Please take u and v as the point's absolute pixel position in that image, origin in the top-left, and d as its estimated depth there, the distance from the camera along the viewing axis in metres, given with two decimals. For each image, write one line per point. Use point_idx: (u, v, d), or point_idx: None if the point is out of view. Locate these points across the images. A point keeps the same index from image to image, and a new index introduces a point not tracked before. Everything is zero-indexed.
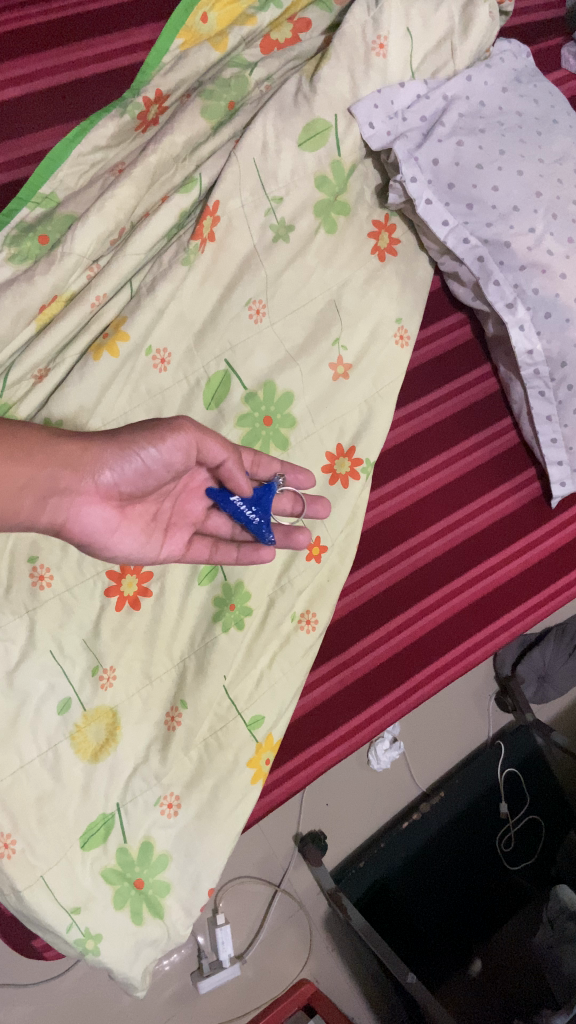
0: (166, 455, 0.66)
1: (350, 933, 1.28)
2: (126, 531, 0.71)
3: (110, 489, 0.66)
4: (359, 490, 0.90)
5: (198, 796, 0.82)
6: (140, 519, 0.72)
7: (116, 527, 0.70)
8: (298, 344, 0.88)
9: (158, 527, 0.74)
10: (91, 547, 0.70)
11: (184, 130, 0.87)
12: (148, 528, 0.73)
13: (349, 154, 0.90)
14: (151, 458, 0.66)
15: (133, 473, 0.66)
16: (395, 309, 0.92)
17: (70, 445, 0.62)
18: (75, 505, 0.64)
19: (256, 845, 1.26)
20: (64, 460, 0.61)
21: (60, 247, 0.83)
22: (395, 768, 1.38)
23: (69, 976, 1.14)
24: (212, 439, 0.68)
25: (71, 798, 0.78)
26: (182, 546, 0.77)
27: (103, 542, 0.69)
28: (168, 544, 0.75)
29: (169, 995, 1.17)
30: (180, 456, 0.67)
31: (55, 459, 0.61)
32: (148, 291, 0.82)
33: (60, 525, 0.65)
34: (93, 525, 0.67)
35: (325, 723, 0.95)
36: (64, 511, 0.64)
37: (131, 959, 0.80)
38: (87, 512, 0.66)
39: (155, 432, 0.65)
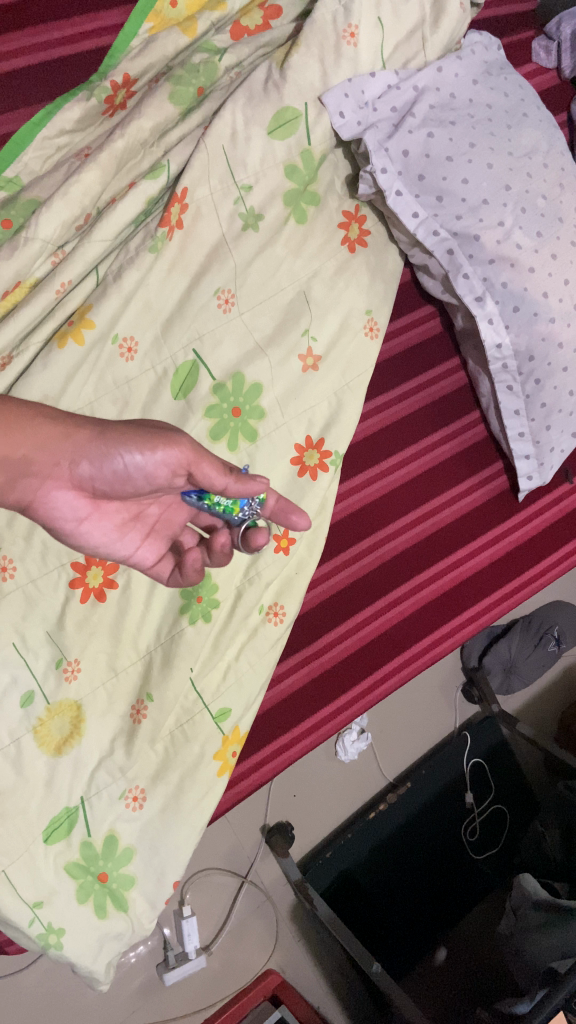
0: (151, 467, 0.63)
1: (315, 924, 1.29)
2: (95, 526, 0.69)
3: (84, 481, 0.64)
4: (328, 481, 0.90)
5: (163, 789, 0.82)
6: (115, 518, 0.70)
7: (86, 519, 0.68)
8: (267, 334, 0.87)
9: (140, 526, 0.73)
10: (59, 531, 0.68)
11: (152, 116, 0.85)
12: (124, 525, 0.71)
13: (319, 144, 0.89)
14: (134, 465, 0.62)
15: (111, 474, 0.63)
16: (364, 301, 0.92)
17: (50, 428, 0.61)
18: (45, 489, 0.63)
19: (224, 836, 1.26)
20: (41, 443, 0.61)
21: (24, 231, 0.81)
22: (362, 759, 1.38)
23: (32, 969, 1.13)
24: (206, 462, 0.63)
25: (34, 793, 0.76)
26: (154, 556, 0.75)
27: (70, 530, 0.68)
28: (143, 549, 0.74)
29: (135, 987, 1.17)
30: (165, 471, 0.63)
31: (32, 441, 0.60)
32: (115, 279, 0.81)
33: (26, 504, 0.64)
34: (61, 512, 0.66)
35: (293, 715, 0.95)
36: (33, 492, 0.63)
37: (94, 953, 0.80)
38: (56, 497, 0.64)
39: (136, 431, 0.62)
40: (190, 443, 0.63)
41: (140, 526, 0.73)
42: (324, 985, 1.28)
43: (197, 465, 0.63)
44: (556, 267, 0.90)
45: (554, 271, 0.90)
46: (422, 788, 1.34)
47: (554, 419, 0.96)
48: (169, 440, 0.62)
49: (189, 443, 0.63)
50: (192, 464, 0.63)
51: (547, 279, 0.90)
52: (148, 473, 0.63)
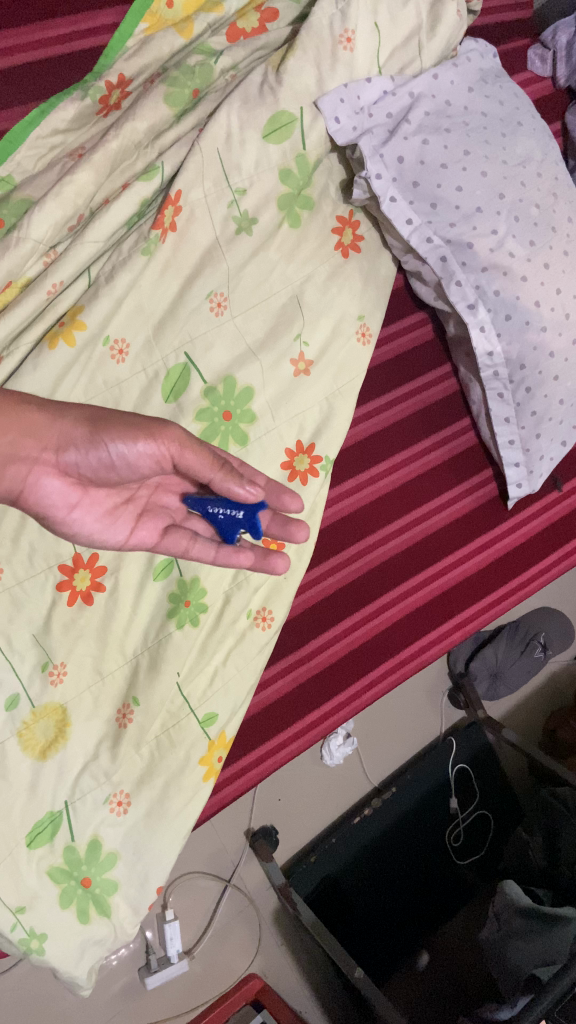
0: (135, 457, 0.63)
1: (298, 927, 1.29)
2: (86, 511, 0.68)
3: (69, 467, 0.64)
4: (318, 487, 0.90)
5: (148, 794, 0.82)
6: (106, 502, 0.70)
7: (76, 503, 0.67)
8: (259, 338, 0.87)
9: (132, 508, 0.72)
10: (50, 519, 0.67)
11: (146, 117, 0.85)
12: (115, 510, 0.71)
13: (314, 149, 0.89)
14: (120, 454, 0.62)
15: (97, 462, 0.63)
16: (356, 306, 0.92)
17: (36, 416, 0.61)
18: (34, 474, 0.63)
19: (208, 839, 1.25)
20: (27, 429, 0.60)
21: (15, 231, 0.80)
22: (348, 762, 1.38)
23: (12, 974, 1.11)
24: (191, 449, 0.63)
25: (17, 796, 0.76)
26: (156, 533, 0.74)
27: (61, 519, 0.67)
28: (138, 532, 0.73)
29: (116, 990, 1.17)
30: (150, 461, 0.63)
31: (16, 427, 0.60)
32: (107, 279, 0.80)
33: (16, 496, 0.64)
34: (50, 496, 0.65)
35: (278, 721, 0.95)
36: (22, 479, 0.62)
37: (76, 959, 0.79)
38: (44, 482, 0.64)
39: (122, 424, 0.62)
40: (177, 432, 0.63)
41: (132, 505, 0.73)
42: (306, 989, 1.28)
43: (181, 452, 0.63)
44: (549, 275, 0.90)
45: (547, 280, 0.90)
46: (407, 791, 1.33)
47: (544, 427, 0.96)
48: (150, 433, 0.62)
49: (175, 429, 0.63)
50: (174, 450, 0.63)
51: (540, 287, 0.90)
52: (135, 464, 0.64)
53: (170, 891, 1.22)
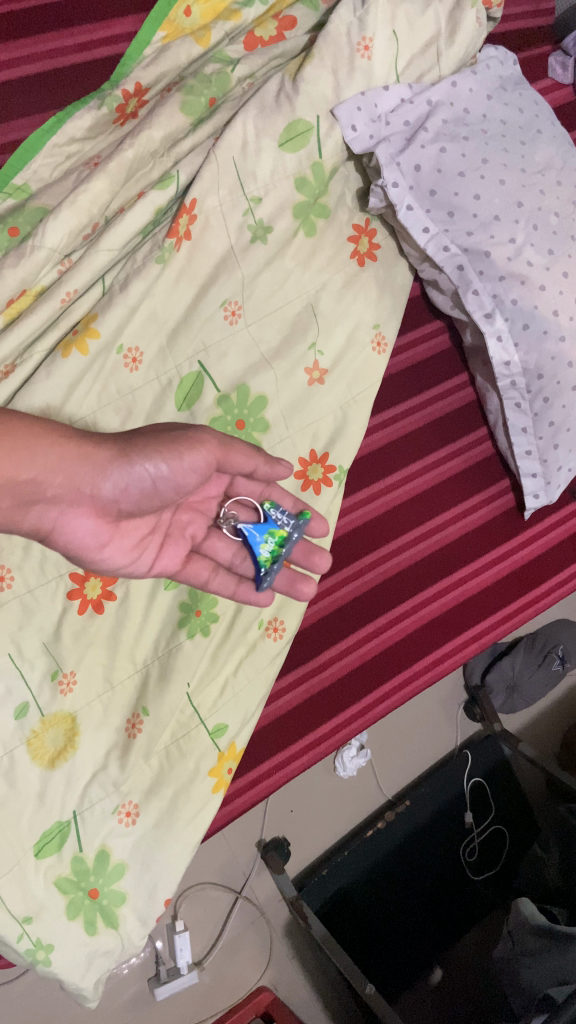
0: (178, 473, 0.65)
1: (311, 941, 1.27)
2: (114, 547, 0.69)
3: (106, 503, 0.64)
4: (331, 497, 0.90)
5: (156, 805, 0.81)
6: (131, 536, 0.71)
7: (106, 540, 0.68)
8: (273, 347, 0.87)
9: (155, 536, 0.74)
10: (80, 557, 0.68)
11: (163, 125, 0.85)
12: (138, 544, 0.72)
13: (331, 157, 0.88)
14: (161, 473, 0.65)
15: (136, 485, 0.64)
16: (372, 315, 0.91)
17: (68, 451, 0.60)
18: (66, 516, 0.63)
19: (218, 850, 1.25)
20: (57, 469, 0.59)
21: (31, 240, 0.81)
22: (361, 774, 1.37)
23: (22, 979, 1.12)
24: (231, 453, 0.69)
25: (26, 805, 0.75)
26: (178, 559, 0.76)
27: (90, 554, 0.68)
28: (161, 559, 0.75)
29: (127, 998, 1.15)
30: (193, 475, 0.66)
31: (47, 466, 0.58)
32: (121, 288, 0.80)
33: (44, 531, 0.63)
34: (83, 535, 0.66)
35: (289, 732, 0.94)
36: (52, 520, 0.63)
37: (83, 970, 0.78)
38: (78, 521, 0.65)
39: (165, 447, 0.64)
40: (217, 442, 0.68)
41: (157, 534, 0.74)
42: (317, 1003, 1.26)
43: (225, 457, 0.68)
44: (567, 285, 0.89)
45: (565, 289, 0.89)
46: (421, 806, 1.31)
47: (562, 438, 0.94)
48: (194, 447, 0.65)
49: (213, 444, 0.68)
50: (217, 458, 0.68)
51: (558, 296, 0.88)
52: (175, 484, 0.66)
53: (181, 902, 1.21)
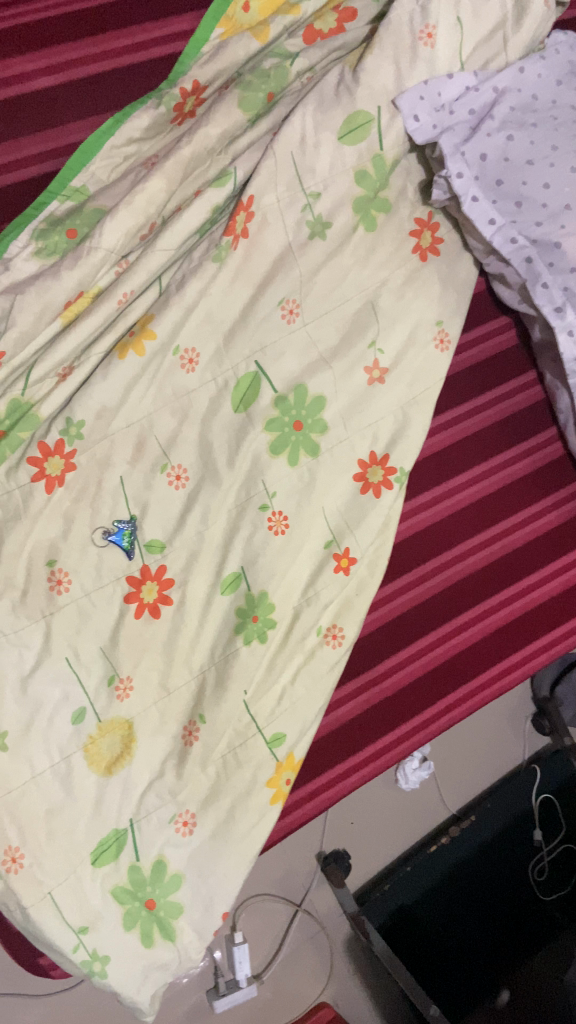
0: None
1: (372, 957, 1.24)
2: None
3: None
4: (392, 500, 0.84)
5: (213, 815, 0.78)
6: None
7: None
8: (331, 346, 0.84)
9: None
10: None
11: (220, 122, 0.84)
12: None
13: (392, 148, 0.85)
14: None
15: None
16: (435, 310, 0.87)
17: None
18: None
19: (278, 862, 1.22)
20: None
21: (88, 241, 0.81)
22: (424, 789, 1.33)
23: (80, 987, 1.11)
24: None
25: (82, 813, 0.75)
26: None
27: None
28: None
29: (187, 1009, 1.15)
30: None
31: None
32: (177, 289, 0.80)
33: None
34: None
35: (349, 744, 0.91)
36: None
37: (138, 983, 0.75)
38: None
39: None
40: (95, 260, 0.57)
41: None
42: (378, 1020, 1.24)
43: None
44: None
45: None
46: (487, 822, 1.26)
47: None
48: None
49: None
50: None
51: None
52: None
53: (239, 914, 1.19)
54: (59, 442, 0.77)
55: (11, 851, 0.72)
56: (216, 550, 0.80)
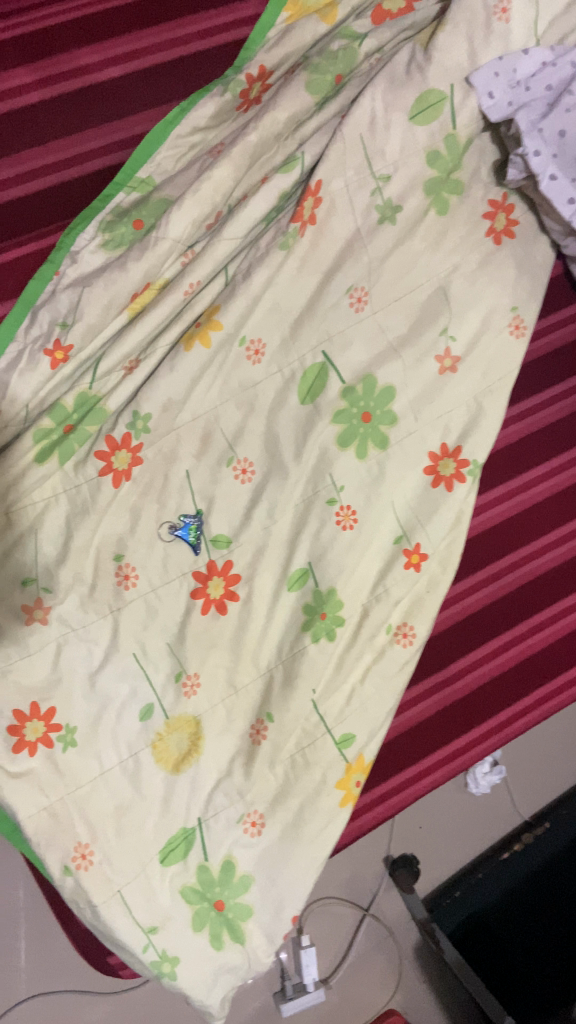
0: None
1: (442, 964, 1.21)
2: None
3: None
4: (465, 493, 0.81)
5: (282, 815, 0.77)
6: None
7: None
8: (401, 334, 0.81)
9: None
10: None
11: (287, 106, 0.83)
12: None
13: (465, 128, 0.82)
14: None
15: None
16: (509, 296, 0.83)
17: None
18: None
19: (345, 864, 1.20)
20: None
21: (155, 232, 0.81)
22: (494, 794, 1.28)
23: (145, 988, 1.08)
24: None
25: (151, 810, 0.74)
26: None
27: None
28: None
29: (254, 1009, 1.13)
30: None
31: None
32: (244, 278, 0.78)
33: None
34: None
35: (420, 746, 0.88)
36: None
37: (208, 986, 0.74)
38: None
39: None
40: None
41: None
42: None
43: None
44: None
45: None
46: (561, 830, 1.21)
47: None
48: None
49: None
50: None
51: None
52: None
53: (306, 916, 1.17)
54: (126, 435, 0.76)
55: (80, 847, 0.71)
56: (283, 545, 0.78)
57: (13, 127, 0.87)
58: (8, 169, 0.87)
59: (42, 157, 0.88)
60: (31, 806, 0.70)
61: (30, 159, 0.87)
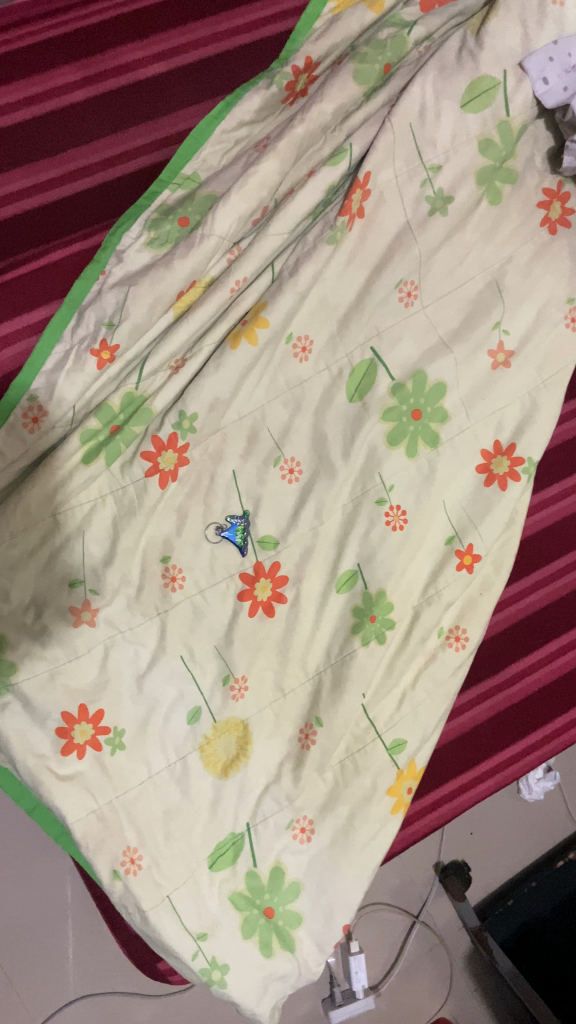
0: None
1: (492, 971, 1.20)
2: None
3: None
4: (519, 492, 0.79)
5: (332, 822, 0.75)
6: None
7: None
8: (453, 328, 0.78)
9: None
10: None
11: (334, 97, 0.81)
12: None
13: (519, 114, 0.79)
14: None
15: None
16: (564, 287, 0.79)
17: None
18: None
19: (395, 872, 1.18)
20: None
21: (201, 229, 0.80)
22: (547, 799, 1.25)
23: (192, 990, 1.09)
24: None
25: (199, 814, 0.73)
26: None
27: None
28: None
29: (304, 1012, 1.12)
30: None
31: None
32: (290, 274, 0.77)
33: None
34: None
35: (474, 753, 0.86)
36: None
37: (258, 994, 0.73)
38: None
39: None
40: None
41: None
42: None
43: None
44: None
45: None
46: None
47: None
48: None
49: None
50: None
51: None
52: None
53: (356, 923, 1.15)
54: (172, 435, 0.75)
55: (129, 851, 0.70)
56: (331, 547, 0.77)
57: (52, 131, 0.87)
58: (47, 172, 0.87)
59: (80, 159, 0.88)
60: (79, 809, 0.70)
61: (68, 162, 0.87)
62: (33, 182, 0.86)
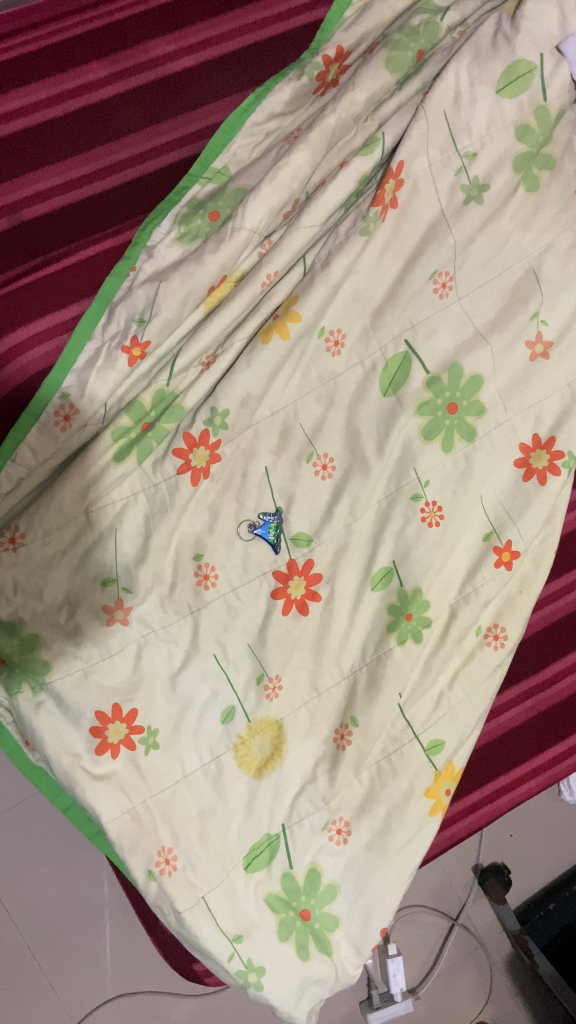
0: None
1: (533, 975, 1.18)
2: None
3: None
4: (559, 487, 0.77)
5: (368, 824, 0.74)
6: None
7: None
8: (489, 319, 0.76)
9: None
10: None
11: (366, 87, 0.80)
12: None
13: (557, 99, 0.76)
14: None
15: None
16: None
17: None
18: None
19: (433, 873, 1.16)
20: None
21: (231, 223, 0.79)
22: None
23: (228, 991, 1.10)
24: None
25: (234, 814, 0.73)
26: None
27: None
28: None
29: (343, 1012, 1.11)
30: None
31: None
32: (323, 267, 0.76)
33: None
34: None
35: (514, 754, 0.84)
36: None
37: (295, 997, 0.72)
38: None
39: None
40: None
41: None
42: None
43: None
44: None
45: None
46: None
47: None
48: None
49: None
50: None
51: None
52: None
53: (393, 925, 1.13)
54: (204, 432, 0.75)
55: (164, 851, 0.70)
56: (366, 544, 0.75)
57: (81, 128, 0.87)
58: (77, 169, 0.86)
59: (109, 156, 0.87)
60: (114, 809, 0.69)
61: (97, 159, 0.87)
62: (63, 179, 0.86)
